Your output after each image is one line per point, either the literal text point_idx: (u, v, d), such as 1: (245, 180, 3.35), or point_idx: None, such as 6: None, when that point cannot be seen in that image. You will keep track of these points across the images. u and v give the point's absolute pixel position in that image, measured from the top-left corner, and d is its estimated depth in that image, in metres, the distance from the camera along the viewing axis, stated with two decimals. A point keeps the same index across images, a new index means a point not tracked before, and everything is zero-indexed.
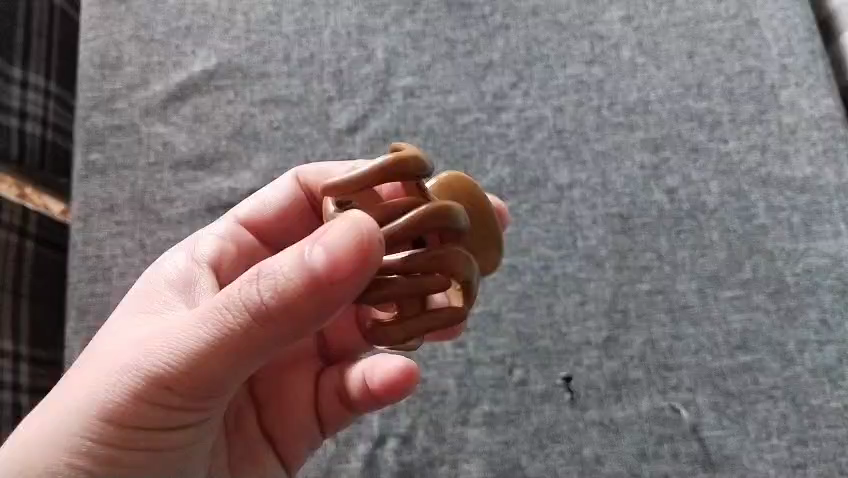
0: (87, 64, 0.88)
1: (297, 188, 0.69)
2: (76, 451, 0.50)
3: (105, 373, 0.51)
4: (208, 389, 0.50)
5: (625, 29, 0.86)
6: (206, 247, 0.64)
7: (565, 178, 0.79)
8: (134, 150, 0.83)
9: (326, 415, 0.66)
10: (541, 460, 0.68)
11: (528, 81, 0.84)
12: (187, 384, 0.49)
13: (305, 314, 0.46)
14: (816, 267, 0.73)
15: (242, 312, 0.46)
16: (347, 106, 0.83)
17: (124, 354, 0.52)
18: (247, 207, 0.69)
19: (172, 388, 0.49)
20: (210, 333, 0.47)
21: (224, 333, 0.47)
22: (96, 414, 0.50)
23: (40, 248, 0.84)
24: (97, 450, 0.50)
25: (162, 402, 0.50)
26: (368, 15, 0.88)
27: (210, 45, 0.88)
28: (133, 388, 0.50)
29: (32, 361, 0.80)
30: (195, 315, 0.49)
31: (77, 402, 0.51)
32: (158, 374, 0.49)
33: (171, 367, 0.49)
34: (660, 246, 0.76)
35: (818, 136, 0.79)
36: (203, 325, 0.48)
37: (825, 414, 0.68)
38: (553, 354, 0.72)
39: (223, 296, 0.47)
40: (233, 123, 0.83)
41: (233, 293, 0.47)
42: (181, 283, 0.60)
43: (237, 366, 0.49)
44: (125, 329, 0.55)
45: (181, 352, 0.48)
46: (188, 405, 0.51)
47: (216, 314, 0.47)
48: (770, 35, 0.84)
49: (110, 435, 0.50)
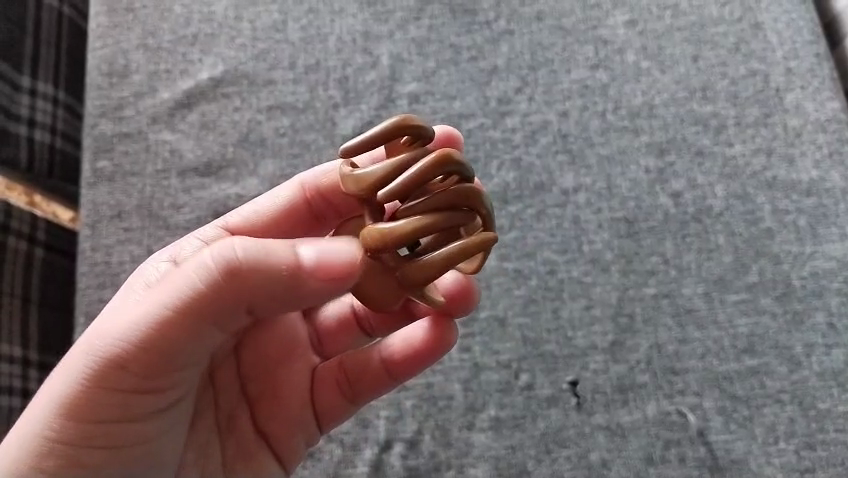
0: (95, 72, 0.89)
1: (299, 196, 0.67)
2: (44, 449, 0.51)
3: (64, 366, 0.52)
4: (167, 368, 0.51)
5: (629, 33, 0.86)
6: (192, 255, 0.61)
7: (571, 182, 0.79)
8: (141, 158, 0.84)
9: (324, 409, 0.67)
10: (548, 465, 0.68)
11: (532, 86, 0.84)
12: (146, 366, 0.50)
13: (258, 287, 0.49)
14: (823, 271, 0.73)
15: (198, 290, 0.48)
16: (353, 112, 0.84)
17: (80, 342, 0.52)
18: (240, 213, 0.66)
19: (131, 370, 0.50)
20: (165, 312, 0.49)
21: (179, 312, 0.49)
22: (58, 408, 0.51)
23: (50, 255, 0.84)
24: (64, 446, 0.51)
25: (121, 387, 0.51)
26: (373, 21, 0.89)
27: (216, 53, 0.88)
28: (92, 377, 0.50)
29: (41, 366, 0.80)
30: (149, 298, 0.50)
31: (42, 401, 0.52)
32: (131, 364, 0.50)
33: (128, 351, 0.50)
34: (666, 250, 0.76)
35: (824, 139, 0.79)
36: (157, 305, 0.49)
37: (833, 419, 0.68)
38: (559, 359, 0.72)
39: (181, 282, 0.49)
40: (240, 129, 0.84)
41: (186, 273, 0.49)
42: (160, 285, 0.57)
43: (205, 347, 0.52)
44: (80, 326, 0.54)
45: (136, 334, 0.49)
46: (149, 387, 0.52)
47: (173, 295, 0.49)
48: (775, 38, 0.84)
49: (75, 428, 0.51)
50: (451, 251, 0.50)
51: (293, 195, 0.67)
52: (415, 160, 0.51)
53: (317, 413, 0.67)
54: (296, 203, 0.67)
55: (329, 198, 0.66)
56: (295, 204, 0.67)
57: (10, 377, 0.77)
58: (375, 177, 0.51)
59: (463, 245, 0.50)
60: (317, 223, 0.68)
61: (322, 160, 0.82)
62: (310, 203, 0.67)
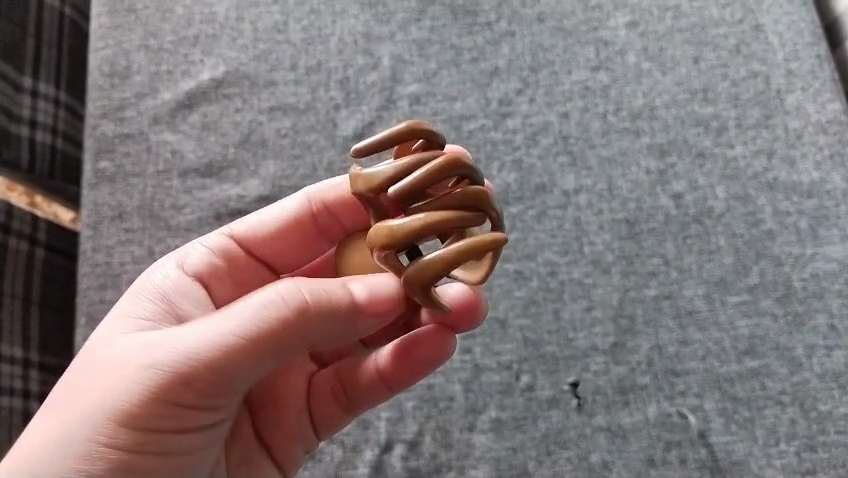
0: (96, 73, 0.89)
1: (307, 209, 0.66)
2: (90, 455, 0.50)
3: (115, 375, 0.51)
4: (228, 390, 0.52)
5: (630, 35, 0.86)
6: (196, 260, 0.63)
7: (571, 184, 0.79)
8: (143, 158, 0.84)
9: (321, 418, 0.67)
10: (549, 466, 0.68)
11: (533, 87, 0.84)
12: (208, 388, 0.50)
13: (322, 327, 0.51)
14: (823, 272, 0.73)
15: (274, 319, 0.50)
16: (354, 113, 0.84)
17: (135, 354, 0.51)
18: (246, 222, 0.66)
19: (194, 390, 0.50)
20: (239, 335, 0.50)
21: (254, 338, 0.50)
22: (109, 416, 0.50)
23: (50, 256, 0.84)
24: (111, 454, 0.50)
25: (179, 403, 0.50)
26: (374, 22, 0.89)
27: (218, 54, 0.89)
28: (150, 389, 0.50)
29: (41, 367, 0.80)
30: (218, 320, 0.50)
31: (87, 409, 0.51)
32: (187, 377, 0.50)
33: (195, 369, 0.49)
34: (667, 251, 0.76)
35: (825, 140, 0.79)
36: (230, 329, 0.50)
37: (834, 420, 0.68)
38: (560, 360, 0.72)
39: (254, 302, 0.50)
40: (241, 130, 0.84)
41: (261, 302, 0.50)
42: (171, 290, 0.60)
43: (259, 369, 0.51)
44: (128, 338, 0.54)
45: (205, 353, 0.49)
46: (205, 406, 0.52)
47: (235, 312, 0.50)
48: (776, 39, 0.84)
49: (125, 438, 0.50)
50: (452, 252, 0.47)
51: (299, 207, 0.66)
52: (422, 160, 0.50)
53: (312, 421, 0.66)
54: (302, 215, 0.66)
55: (334, 213, 0.66)
56: (299, 217, 0.66)
57: (11, 377, 0.77)
58: (381, 177, 0.50)
59: (464, 245, 0.47)
60: (324, 236, 0.67)
61: (323, 161, 0.82)
62: (315, 217, 0.66)
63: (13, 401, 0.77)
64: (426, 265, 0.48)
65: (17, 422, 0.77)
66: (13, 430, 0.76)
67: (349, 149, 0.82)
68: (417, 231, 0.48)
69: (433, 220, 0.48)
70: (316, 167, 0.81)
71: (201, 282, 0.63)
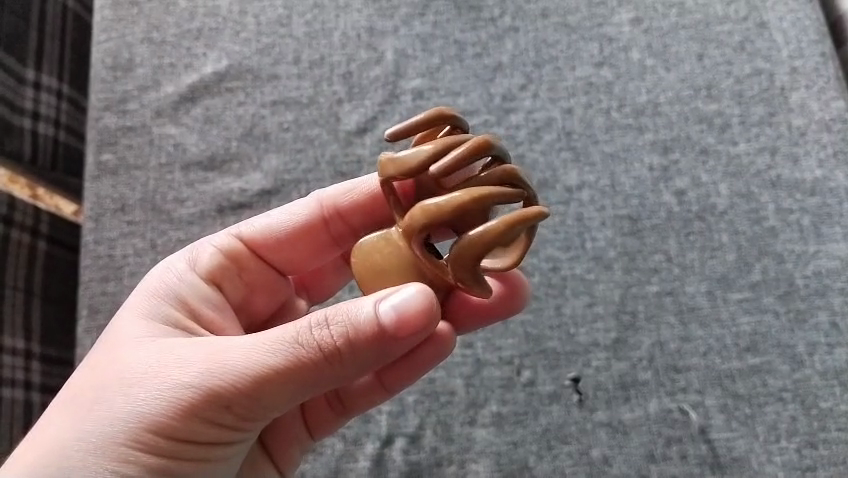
0: (99, 66, 0.89)
1: (318, 215, 0.66)
2: (121, 461, 0.49)
3: (147, 382, 0.50)
4: (261, 412, 0.51)
5: (634, 31, 0.86)
6: (207, 261, 0.64)
7: (574, 179, 0.79)
8: (145, 151, 0.84)
9: (316, 423, 0.67)
10: (549, 461, 0.68)
11: (537, 82, 0.84)
12: (242, 406, 0.50)
13: (357, 359, 0.49)
14: (826, 270, 0.73)
15: (315, 350, 0.48)
16: (357, 107, 0.84)
17: (168, 365, 0.50)
18: (256, 224, 0.66)
19: (230, 409, 0.50)
20: (276, 362, 0.48)
21: (294, 366, 0.48)
22: (142, 424, 0.49)
23: (52, 248, 0.84)
24: (143, 460, 0.49)
25: (212, 419, 0.50)
26: (377, 17, 0.88)
27: (221, 48, 0.88)
28: (184, 403, 0.49)
29: (43, 359, 0.80)
30: (256, 341, 0.49)
31: (115, 413, 0.50)
32: (219, 396, 0.49)
33: (232, 389, 0.49)
34: (670, 248, 0.76)
35: (828, 138, 0.79)
36: (270, 354, 0.48)
37: (835, 417, 0.68)
38: (561, 355, 0.72)
39: (291, 330, 0.49)
40: (244, 124, 0.84)
41: (299, 327, 0.49)
42: (186, 294, 0.60)
43: (291, 397, 0.50)
44: (159, 343, 0.53)
45: (243, 376, 0.49)
46: (237, 425, 0.51)
47: (271, 337, 0.49)
48: (780, 37, 0.84)
49: (158, 447, 0.50)
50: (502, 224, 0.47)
51: (311, 212, 0.66)
52: (459, 140, 0.49)
53: (308, 424, 0.67)
54: (313, 220, 0.66)
55: (346, 220, 0.66)
56: (310, 221, 0.66)
57: (13, 369, 0.77)
58: (419, 157, 0.48)
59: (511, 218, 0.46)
60: (334, 243, 0.67)
61: (326, 154, 0.82)
62: (327, 222, 0.66)
63: (15, 392, 0.77)
64: (474, 236, 0.47)
65: (18, 413, 0.77)
66: (14, 422, 0.76)
67: (352, 144, 0.82)
68: (463, 204, 0.46)
69: (482, 192, 0.47)
70: (318, 161, 0.81)
71: (211, 282, 0.64)
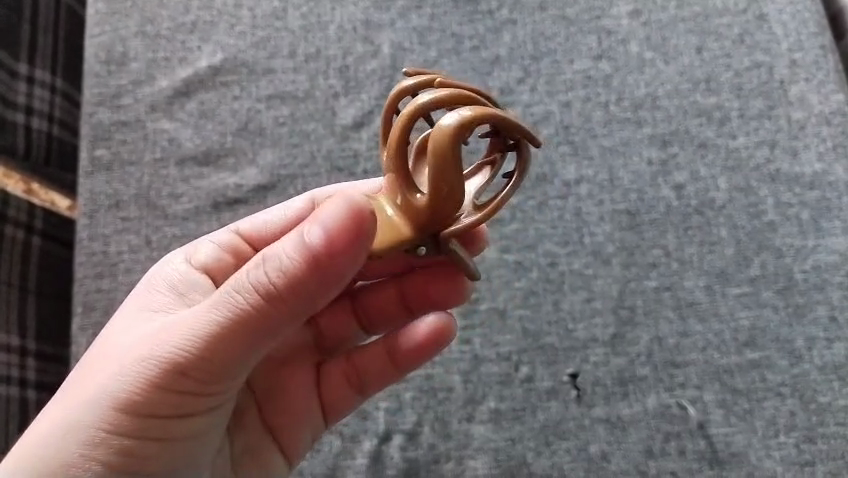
0: (92, 60, 0.88)
1: (310, 212, 0.65)
2: (92, 442, 0.49)
3: (115, 361, 0.51)
4: (222, 373, 0.50)
5: (633, 24, 0.85)
6: (205, 256, 0.63)
7: (573, 174, 0.79)
8: (140, 146, 0.83)
9: (331, 404, 0.67)
10: (547, 457, 0.68)
11: (534, 76, 0.84)
12: (200, 370, 0.49)
13: (296, 291, 0.47)
14: (825, 264, 0.73)
15: (252, 293, 0.47)
16: (353, 101, 0.83)
17: (134, 343, 0.51)
18: (253, 220, 0.66)
19: (190, 376, 0.49)
20: (220, 316, 0.48)
21: (236, 315, 0.47)
22: (108, 403, 0.49)
23: (46, 244, 0.84)
24: (114, 441, 0.49)
25: (177, 389, 0.49)
26: (374, 9, 0.88)
27: (216, 41, 0.88)
28: (145, 375, 0.49)
29: (38, 356, 0.80)
30: (206, 301, 0.49)
31: (86, 396, 0.50)
32: (175, 361, 0.49)
33: (185, 352, 0.48)
34: (668, 242, 0.75)
35: (827, 131, 0.78)
36: (216, 309, 0.48)
37: (834, 412, 0.67)
38: (559, 351, 0.72)
39: (230, 281, 0.48)
40: (239, 119, 0.83)
41: (236, 276, 0.48)
42: (183, 285, 0.60)
43: (246, 351, 0.49)
44: (135, 329, 0.54)
45: (193, 337, 0.48)
46: (203, 391, 0.50)
47: (215, 295, 0.49)
48: (780, 29, 0.83)
49: (128, 424, 0.49)
50: (481, 114, 0.44)
51: (305, 209, 0.65)
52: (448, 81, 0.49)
53: (323, 408, 0.66)
54: (306, 217, 0.65)
55: None
56: (306, 220, 0.65)
57: (8, 366, 0.77)
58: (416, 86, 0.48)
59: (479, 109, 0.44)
60: None
61: (322, 149, 0.81)
62: None
63: (11, 390, 0.76)
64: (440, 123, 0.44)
65: (14, 411, 0.76)
66: (10, 419, 0.75)
67: (348, 138, 0.81)
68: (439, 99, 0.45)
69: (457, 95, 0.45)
70: (314, 156, 0.81)
71: (210, 277, 0.62)
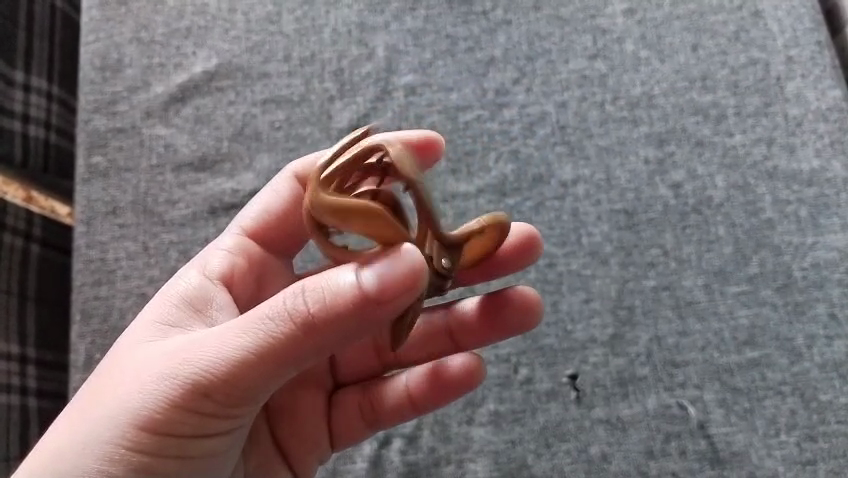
0: (87, 67, 0.88)
1: (296, 185, 0.66)
2: (110, 459, 0.49)
3: (133, 377, 0.51)
4: (242, 397, 0.49)
5: (628, 22, 0.85)
6: (217, 264, 0.63)
7: (569, 174, 0.79)
8: (135, 153, 0.83)
9: (341, 435, 0.66)
10: (548, 459, 0.68)
11: (530, 76, 0.83)
12: (223, 393, 0.49)
13: (335, 331, 0.46)
14: (824, 261, 0.73)
15: (286, 323, 0.46)
16: (349, 105, 0.83)
17: (157, 361, 0.51)
18: (250, 214, 0.66)
19: (213, 398, 0.49)
20: (252, 343, 0.47)
21: (270, 344, 0.47)
22: (128, 419, 0.49)
23: (45, 251, 0.84)
24: (131, 459, 0.49)
25: (197, 410, 0.49)
26: (368, 12, 0.88)
27: (210, 46, 0.88)
28: (168, 395, 0.49)
29: (38, 363, 0.80)
30: (234, 324, 0.48)
31: (105, 412, 0.50)
32: (200, 384, 0.48)
33: (212, 376, 0.48)
34: (666, 242, 0.75)
35: (825, 127, 0.78)
36: (245, 335, 0.47)
37: (835, 410, 0.67)
38: (558, 352, 0.71)
39: (267, 310, 0.47)
40: (235, 124, 0.83)
41: (274, 304, 0.47)
42: (196, 297, 0.59)
43: (271, 379, 0.49)
44: (156, 342, 0.54)
45: (222, 362, 0.48)
46: (220, 413, 0.50)
47: (249, 320, 0.48)
48: (775, 26, 0.83)
49: (146, 443, 0.49)
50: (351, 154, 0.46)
51: (292, 188, 0.66)
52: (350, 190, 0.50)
53: (331, 432, 0.66)
54: (296, 196, 0.66)
55: None
56: (296, 195, 0.66)
57: (8, 375, 0.76)
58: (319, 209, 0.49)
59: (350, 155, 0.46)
60: None
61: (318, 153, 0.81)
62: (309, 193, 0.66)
63: (11, 398, 0.76)
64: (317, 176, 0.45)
65: (15, 419, 0.76)
66: (11, 427, 0.75)
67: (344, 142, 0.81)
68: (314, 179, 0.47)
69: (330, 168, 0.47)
70: None
71: (224, 283, 0.62)
